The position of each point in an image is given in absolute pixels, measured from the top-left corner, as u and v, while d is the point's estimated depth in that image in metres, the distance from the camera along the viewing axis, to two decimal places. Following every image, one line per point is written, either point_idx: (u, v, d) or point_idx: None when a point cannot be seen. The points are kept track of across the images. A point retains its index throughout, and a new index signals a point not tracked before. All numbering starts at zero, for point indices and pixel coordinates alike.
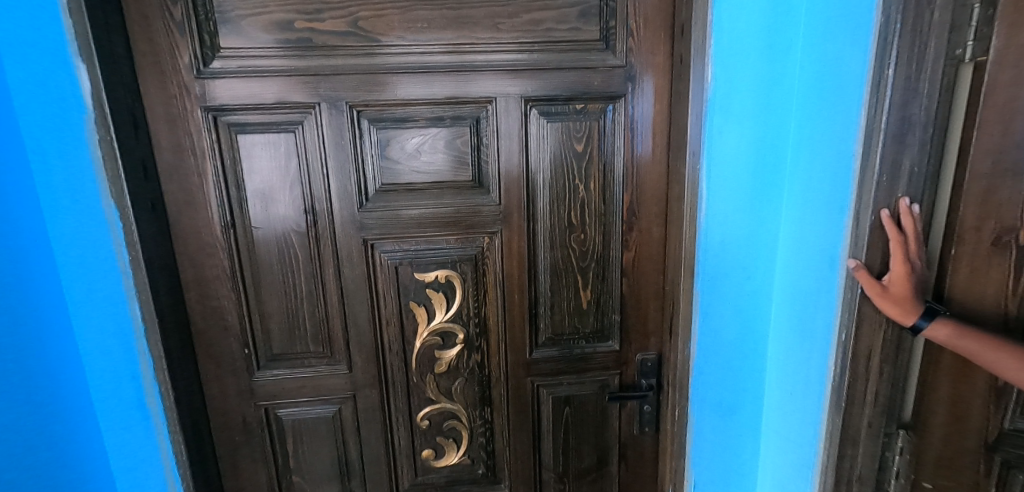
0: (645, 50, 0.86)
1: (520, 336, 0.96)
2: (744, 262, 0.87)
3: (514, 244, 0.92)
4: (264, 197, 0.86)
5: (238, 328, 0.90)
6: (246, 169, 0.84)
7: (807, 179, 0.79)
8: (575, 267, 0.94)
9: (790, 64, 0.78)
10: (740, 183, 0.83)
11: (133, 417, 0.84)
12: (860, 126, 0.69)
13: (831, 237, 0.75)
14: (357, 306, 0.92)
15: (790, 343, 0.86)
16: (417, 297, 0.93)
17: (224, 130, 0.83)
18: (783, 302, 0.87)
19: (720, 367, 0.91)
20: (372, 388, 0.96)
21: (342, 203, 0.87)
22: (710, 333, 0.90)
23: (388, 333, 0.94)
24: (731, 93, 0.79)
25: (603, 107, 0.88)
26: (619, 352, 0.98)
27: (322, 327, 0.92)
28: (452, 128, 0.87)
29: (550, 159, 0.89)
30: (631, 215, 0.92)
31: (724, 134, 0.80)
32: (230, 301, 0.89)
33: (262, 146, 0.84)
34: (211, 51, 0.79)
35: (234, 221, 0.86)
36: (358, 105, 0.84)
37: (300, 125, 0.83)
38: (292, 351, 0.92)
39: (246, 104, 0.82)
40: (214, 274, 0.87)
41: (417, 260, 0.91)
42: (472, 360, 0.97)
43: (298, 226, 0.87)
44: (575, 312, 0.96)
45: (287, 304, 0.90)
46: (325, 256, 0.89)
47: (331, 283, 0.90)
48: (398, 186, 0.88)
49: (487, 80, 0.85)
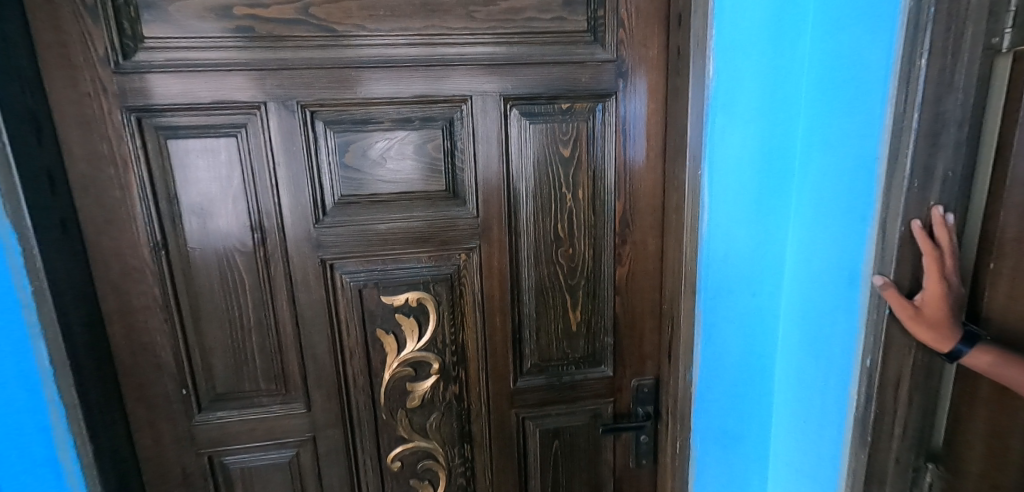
0: (638, 43, 0.77)
1: (503, 363, 0.86)
2: (748, 278, 0.78)
3: (494, 262, 0.82)
4: (202, 212, 0.73)
5: (174, 365, 0.77)
6: (180, 180, 0.72)
7: (819, 185, 0.71)
8: (563, 286, 0.84)
9: (797, 58, 0.70)
10: (743, 192, 0.74)
11: (46, 476, 0.71)
12: (884, 127, 0.60)
13: (850, 251, 0.67)
14: (314, 336, 0.80)
15: (802, 365, 0.78)
16: (384, 323, 0.82)
17: (152, 135, 0.70)
18: (793, 321, 0.79)
19: (724, 394, 0.83)
20: (334, 428, 0.84)
21: (294, 219, 0.76)
22: (713, 356, 0.81)
23: (352, 365, 0.82)
24: (735, 90, 0.70)
25: (592, 107, 0.78)
26: (613, 378, 0.89)
27: (274, 361, 0.80)
28: (422, 130, 0.76)
29: (534, 165, 0.79)
30: (624, 227, 0.83)
31: (728, 137, 0.72)
32: (164, 335, 0.76)
33: (198, 153, 0.72)
34: (132, 42, 0.67)
35: (167, 241, 0.73)
36: (312, 105, 0.73)
37: (243, 129, 0.72)
38: (239, 390, 0.80)
39: (178, 102, 0.69)
40: (142, 303, 0.74)
41: (385, 281, 0.80)
42: (449, 392, 0.86)
43: (243, 245, 0.75)
44: (563, 335, 0.86)
45: (231, 335, 0.78)
46: (276, 280, 0.77)
47: (284, 310, 0.78)
48: (361, 197, 0.77)
49: (461, 77, 0.75)
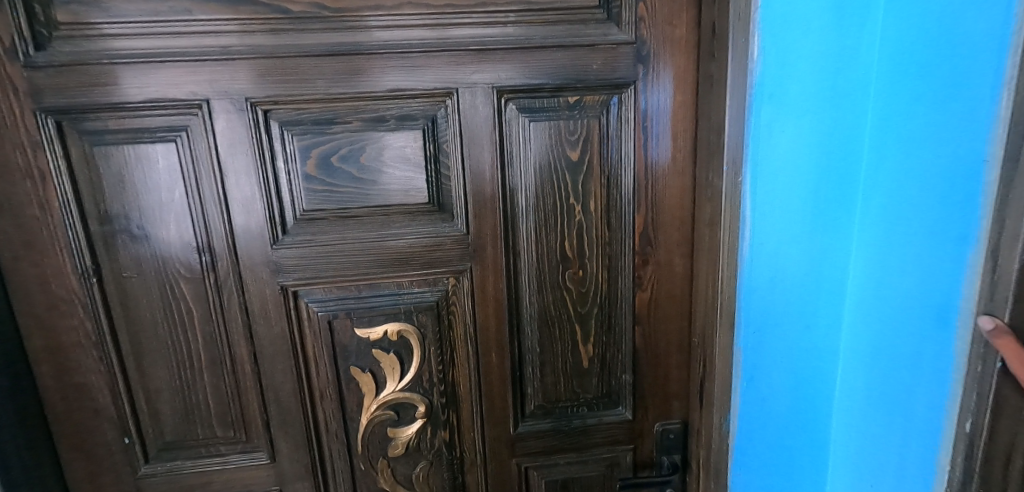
0: (662, 21, 0.62)
1: (501, 405, 0.73)
2: (800, 307, 0.64)
3: (489, 287, 0.68)
4: (139, 232, 0.62)
5: (115, 410, 0.66)
6: (110, 194, 0.60)
7: (895, 194, 0.56)
8: (572, 315, 0.70)
9: (870, 31, 0.55)
10: (796, 202, 0.60)
11: None
12: (996, 119, 0.45)
13: (943, 280, 0.52)
14: (277, 376, 0.68)
15: (869, 414, 0.63)
16: (360, 360, 0.69)
17: (74, 141, 0.58)
18: (857, 360, 0.64)
19: (768, 446, 0.68)
20: (303, 481, 0.72)
21: (249, 239, 0.64)
22: (757, 401, 0.66)
23: (323, 408, 0.70)
24: (787, 76, 0.56)
25: (605, 100, 0.64)
26: (632, 422, 0.75)
27: (231, 404, 0.68)
28: (399, 132, 0.63)
29: (535, 171, 0.65)
30: (645, 244, 0.69)
31: (778, 135, 0.57)
32: (101, 377, 0.65)
33: (130, 162, 0.60)
34: (46, 29, 0.55)
35: (99, 268, 0.62)
36: (264, 102, 0.60)
37: (183, 133, 0.60)
38: (192, 437, 0.69)
39: (103, 102, 0.57)
40: (73, 341, 0.63)
41: (359, 311, 0.67)
42: (437, 438, 0.73)
43: (190, 270, 0.63)
44: (573, 372, 0.73)
45: (180, 376, 0.66)
46: (229, 312, 0.65)
47: (241, 345, 0.66)
48: (328, 212, 0.64)
49: (445, 66, 0.61)
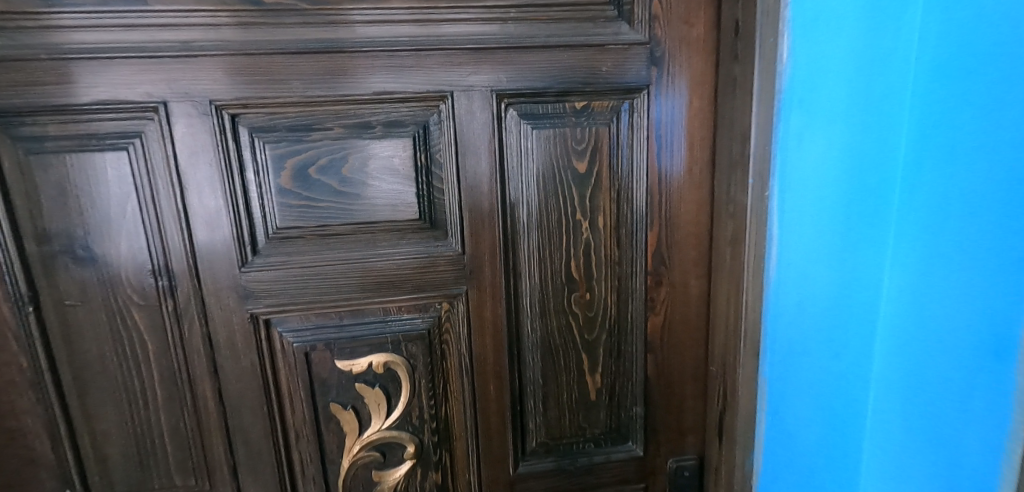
0: (678, 19, 0.57)
1: (500, 443, 0.66)
2: (829, 333, 0.58)
3: (486, 313, 0.61)
4: (84, 254, 0.54)
5: (55, 458, 0.58)
6: (49, 211, 0.52)
7: (937, 210, 0.50)
8: (579, 343, 0.64)
9: (906, 30, 0.49)
10: (827, 219, 0.54)
11: None
12: None
13: (996, 307, 0.46)
14: (246, 415, 0.60)
15: (906, 450, 0.57)
16: (341, 396, 0.61)
17: (5, 148, 0.50)
18: (892, 390, 0.58)
19: (795, 484, 0.62)
20: None
21: (213, 261, 0.56)
22: (783, 436, 0.60)
23: (299, 450, 0.62)
24: (818, 80, 0.50)
25: (615, 105, 0.58)
26: (643, 459, 0.69)
27: (193, 448, 0.60)
28: (386, 140, 0.56)
29: (538, 183, 0.59)
30: (659, 265, 0.63)
31: (808, 145, 0.52)
32: (38, 420, 0.56)
33: (74, 173, 0.52)
34: None
35: (37, 296, 0.54)
36: (231, 106, 0.52)
37: (137, 140, 0.52)
38: (148, 487, 0.60)
39: (41, 103, 0.49)
40: (4, 380, 0.55)
41: (340, 341, 0.60)
42: (428, 481, 0.65)
43: (145, 296, 0.55)
44: (579, 405, 0.66)
45: (132, 418, 0.58)
46: (191, 344, 0.57)
47: (204, 382, 0.58)
48: (306, 231, 0.57)
49: (438, 66, 0.55)
